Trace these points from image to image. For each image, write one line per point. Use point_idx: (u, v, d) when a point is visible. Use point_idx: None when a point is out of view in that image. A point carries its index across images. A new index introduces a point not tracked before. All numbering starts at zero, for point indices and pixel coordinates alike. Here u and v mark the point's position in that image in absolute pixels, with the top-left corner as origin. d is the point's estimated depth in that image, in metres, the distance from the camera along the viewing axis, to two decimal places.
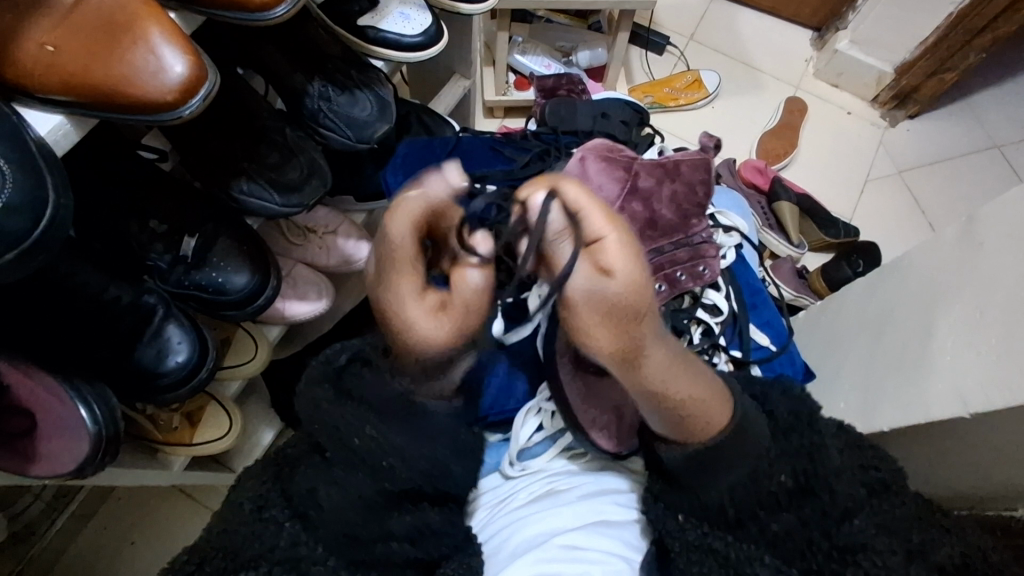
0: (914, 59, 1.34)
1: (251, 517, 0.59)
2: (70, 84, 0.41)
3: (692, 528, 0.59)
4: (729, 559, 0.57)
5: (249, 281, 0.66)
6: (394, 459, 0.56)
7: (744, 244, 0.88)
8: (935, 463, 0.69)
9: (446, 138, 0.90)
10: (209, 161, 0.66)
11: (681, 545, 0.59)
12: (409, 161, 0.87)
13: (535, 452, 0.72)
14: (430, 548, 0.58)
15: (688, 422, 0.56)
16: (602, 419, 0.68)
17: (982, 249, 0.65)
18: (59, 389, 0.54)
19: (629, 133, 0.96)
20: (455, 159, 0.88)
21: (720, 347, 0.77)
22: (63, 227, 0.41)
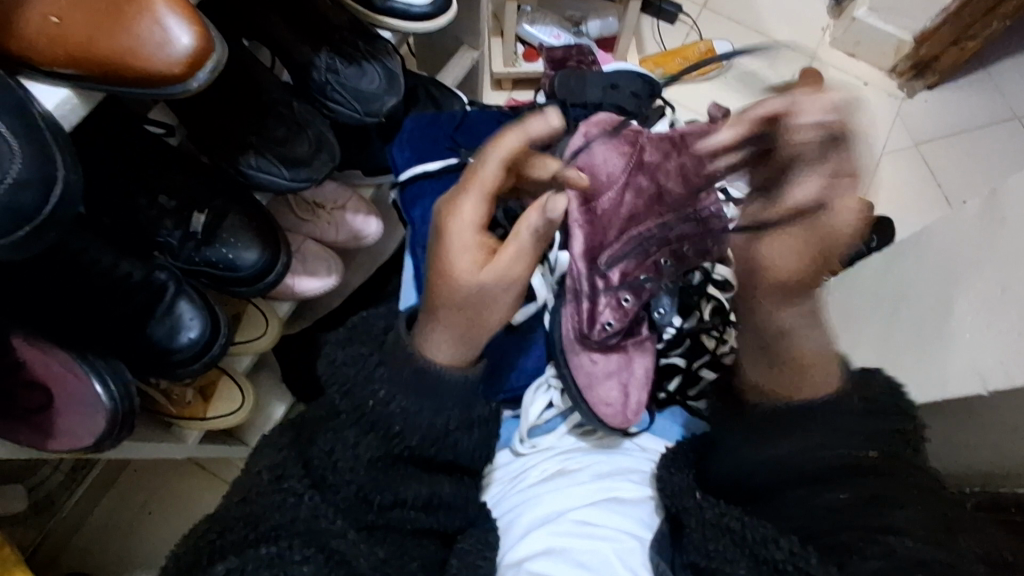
0: (934, 28, 1.30)
1: (270, 487, 0.57)
2: (75, 57, 0.40)
3: (710, 507, 0.58)
4: (745, 540, 0.54)
5: (260, 257, 0.66)
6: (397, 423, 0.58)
7: None
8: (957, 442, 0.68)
9: (453, 112, 0.88)
10: (215, 136, 0.65)
11: (698, 521, 0.57)
12: (415, 136, 0.85)
13: (546, 428, 0.73)
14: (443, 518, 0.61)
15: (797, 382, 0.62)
16: (609, 397, 0.68)
17: (1006, 224, 0.63)
18: (73, 364, 0.54)
19: (640, 105, 0.94)
20: (462, 133, 0.86)
21: (730, 324, 0.75)
22: (73, 202, 0.41)
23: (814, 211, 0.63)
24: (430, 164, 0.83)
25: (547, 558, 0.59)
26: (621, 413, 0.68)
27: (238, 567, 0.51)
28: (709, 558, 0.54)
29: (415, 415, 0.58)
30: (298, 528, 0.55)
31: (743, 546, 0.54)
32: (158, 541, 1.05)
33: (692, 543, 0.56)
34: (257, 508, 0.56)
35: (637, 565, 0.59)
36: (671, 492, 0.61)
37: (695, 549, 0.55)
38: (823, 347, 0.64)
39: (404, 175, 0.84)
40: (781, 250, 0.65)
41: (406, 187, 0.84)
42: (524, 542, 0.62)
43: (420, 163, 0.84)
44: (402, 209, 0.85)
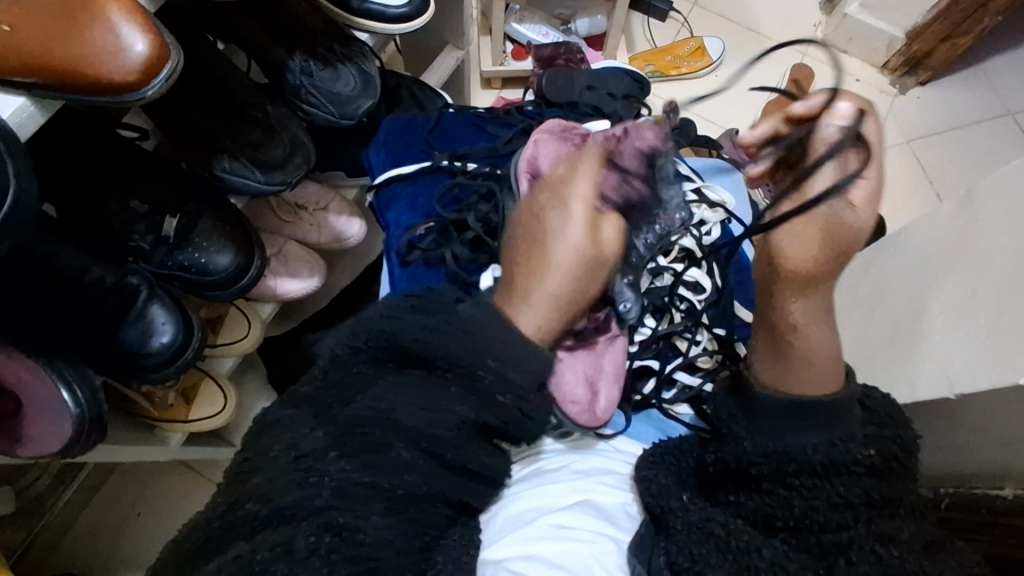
0: (925, 23, 1.29)
1: None
2: (28, 65, 0.40)
3: (698, 510, 0.57)
4: (728, 545, 0.53)
5: (233, 261, 0.66)
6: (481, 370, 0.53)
7: (733, 220, 0.84)
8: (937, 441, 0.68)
9: (429, 115, 0.88)
10: (188, 139, 0.65)
11: (683, 524, 0.56)
12: (391, 139, 0.86)
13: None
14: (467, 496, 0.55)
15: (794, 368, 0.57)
16: (575, 395, 0.67)
17: (979, 223, 0.64)
18: (40, 370, 0.54)
19: (615, 104, 0.92)
20: (436, 136, 0.86)
21: (702, 326, 0.75)
22: (28, 210, 0.41)
23: (842, 203, 0.50)
24: (405, 167, 0.83)
25: (523, 559, 0.59)
26: (594, 409, 0.67)
27: (247, 554, 0.45)
28: (692, 563, 0.53)
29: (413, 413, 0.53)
30: (317, 506, 0.47)
31: (727, 552, 0.53)
32: (148, 541, 1.06)
33: (677, 543, 0.55)
34: (271, 484, 0.48)
35: (612, 567, 0.59)
36: (655, 492, 0.60)
37: (678, 550, 0.54)
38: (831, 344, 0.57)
39: (379, 178, 0.84)
40: (796, 237, 0.51)
41: (381, 191, 0.84)
42: (500, 543, 0.61)
43: (396, 166, 0.84)
44: (377, 212, 0.85)
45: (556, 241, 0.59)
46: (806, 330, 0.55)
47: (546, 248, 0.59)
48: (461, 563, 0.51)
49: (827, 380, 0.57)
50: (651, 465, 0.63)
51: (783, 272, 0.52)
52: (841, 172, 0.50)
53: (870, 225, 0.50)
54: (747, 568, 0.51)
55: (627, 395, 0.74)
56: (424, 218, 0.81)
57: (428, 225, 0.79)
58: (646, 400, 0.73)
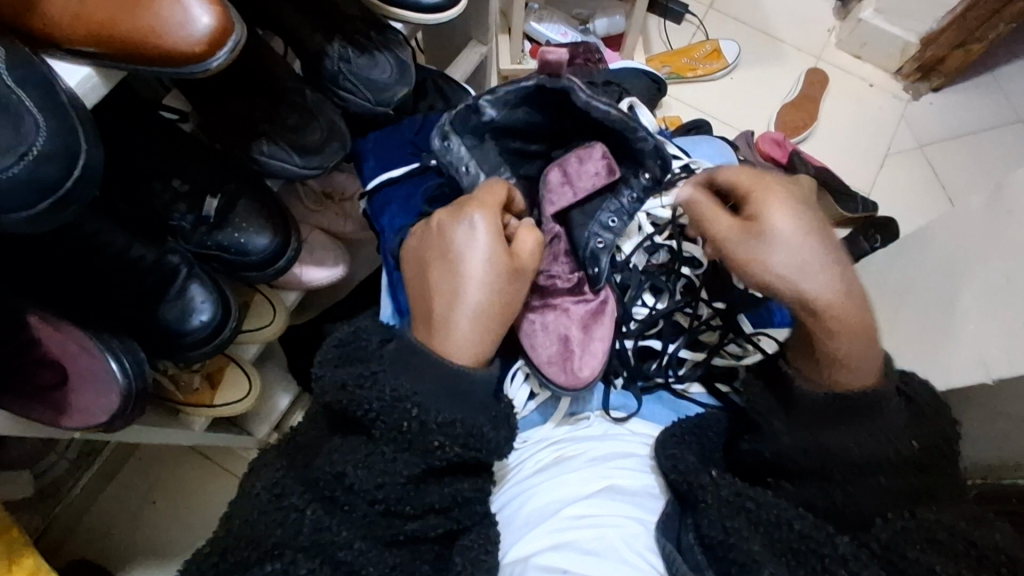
0: (939, 30, 1.30)
1: (271, 507, 0.56)
2: (98, 35, 0.41)
3: (727, 485, 0.58)
4: (759, 518, 0.55)
5: (270, 242, 0.66)
6: (438, 437, 0.54)
7: None
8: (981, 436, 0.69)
9: (413, 117, 0.90)
10: (228, 122, 0.66)
11: (714, 499, 0.57)
12: (380, 145, 0.86)
13: (532, 420, 0.75)
14: (460, 517, 0.58)
15: (833, 372, 0.56)
16: (549, 355, 0.70)
17: (1011, 217, 0.65)
18: (89, 341, 0.55)
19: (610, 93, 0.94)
20: (422, 137, 0.88)
21: (703, 301, 0.75)
22: (95, 178, 0.42)
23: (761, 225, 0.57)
24: (396, 170, 0.84)
25: (554, 551, 0.59)
26: (569, 368, 0.70)
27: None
28: (725, 535, 0.54)
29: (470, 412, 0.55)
30: (300, 544, 0.54)
31: (759, 524, 0.55)
32: (163, 531, 1.06)
33: (709, 517, 0.56)
34: (254, 526, 0.55)
35: (641, 548, 0.60)
36: (681, 468, 0.60)
37: (710, 523, 0.55)
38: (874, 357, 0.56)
39: (371, 183, 0.84)
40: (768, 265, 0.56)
41: (374, 196, 0.84)
42: (525, 539, 0.62)
43: (386, 170, 0.84)
44: (371, 219, 0.84)
45: (473, 278, 0.58)
46: (837, 337, 0.55)
47: (448, 281, 0.58)
48: (480, 562, 0.56)
49: (867, 375, 0.56)
50: (678, 443, 0.63)
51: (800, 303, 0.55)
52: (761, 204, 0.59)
53: (797, 229, 0.56)
54: (777, 540, 0.54)
55: (635, 376, 0.74)
56: (417, 216, 0.80)
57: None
58: (654, 380, 0.73)
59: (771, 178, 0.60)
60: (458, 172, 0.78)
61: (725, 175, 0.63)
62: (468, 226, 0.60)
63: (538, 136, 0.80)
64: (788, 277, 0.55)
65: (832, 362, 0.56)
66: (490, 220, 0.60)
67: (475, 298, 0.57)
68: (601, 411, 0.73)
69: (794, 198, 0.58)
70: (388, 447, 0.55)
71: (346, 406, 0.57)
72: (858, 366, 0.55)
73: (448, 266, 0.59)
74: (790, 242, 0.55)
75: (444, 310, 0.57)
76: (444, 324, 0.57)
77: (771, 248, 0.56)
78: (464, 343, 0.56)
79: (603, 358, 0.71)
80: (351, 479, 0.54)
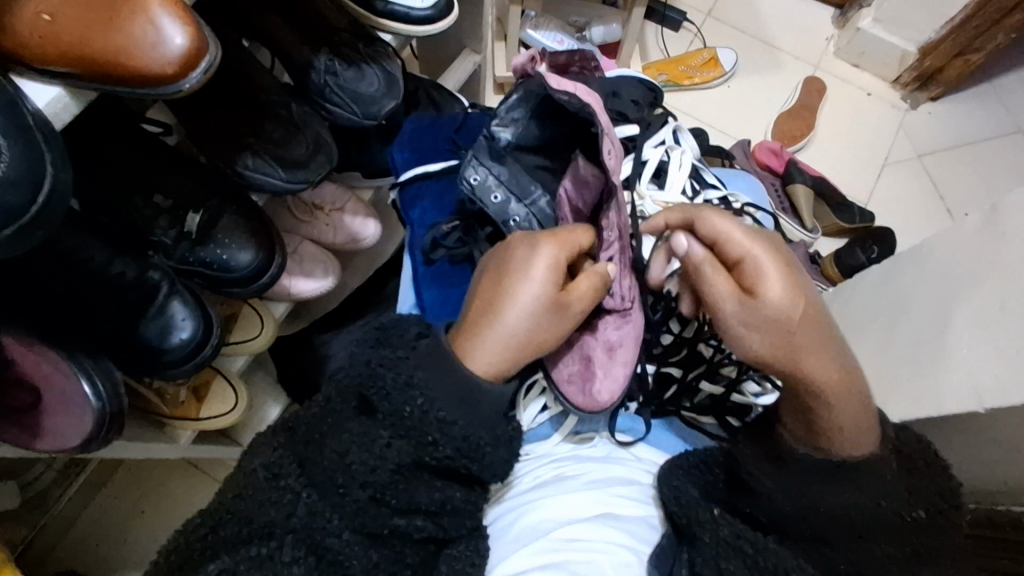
0: (939, 40, 1.29)
1: (265, 486, 0.52)
2: (68, 56, 0.40)
3: (727, 524, 0.56)
4: (758, 563, 0.53)
5: (254, 258, 0.65)
6: (434, 431, 0.53)
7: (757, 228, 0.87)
8: (978, 459, 0.68)
9: (454, 114, 0.90)
10: (213, 136, 0.65)
11: (712, 537, 0.56)
12: (415, 137, 0.87)
13: (539, 433, 0.74)
14: (450, 526, 0.56)
15: (824, 432, 0.55)
16: (569, 373, 0.69)
17: (1007, 239, 0.63)
18: (62, 364, 0.54)
19: (642, 112, 0.92)
20: (462, 135, 0.88)
21: None
22: (62, 200, 0.41)
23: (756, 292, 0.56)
24: (431, 165, 0.85)
25: (541, 569, 0.58)
26: (588, 390, 0.68)
27: (231, 567, 0.47)
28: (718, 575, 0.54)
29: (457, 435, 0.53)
30: (292, 526, 0.50)
31: (755, 569, 0.53)
32: (149, 541, 1.04)
33: (705, 556, 0.55)
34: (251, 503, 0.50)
35: None
36: (684, 503, 0.59)
37: (705, 562, 0.54)
38: (868, 424, 0.55)
39: (405, 175, 0.86)
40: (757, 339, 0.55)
41: (405, 187, 0.87)
42: (513, 556, 0.61)
43: (420, 165, 0.86)
44: (400, 210, 0.87)
45: (519, 300, 0.58)
46: (831, 407, 0.54)
47: (496, 297, 0.59)
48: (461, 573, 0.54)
49: (867, 439, 0.55)
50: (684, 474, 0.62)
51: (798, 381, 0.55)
52: (760, 270, 0.56)
53: (794, 303, 0.55)
54: None
55: (650, 402, 0.73)
56: (449, 216, 0.84)
57: (452, 223, 0.81)
58: (666, 407, 0.73)
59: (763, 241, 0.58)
60: (486, 200, 0.77)
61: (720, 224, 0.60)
62: (535, 250, 0.61)
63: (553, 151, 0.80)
64: (777, 352, 0.55)
65: (826, 433, 0.55)
66: (555, 249, 0.61)
67: (512, 318, 0.58)
68: (606, 434, 0.72)
69: (790, 268, 0.56)
70: None
71: None
72: (859, 429, 0.55)
73: (501, 283, 0.60)
74: (786, 315, 0.54)
75: (476, 328, 0.58)
76: (476, 330, 0.58)
77: (773, 329, 0.54)
78: (487, 354, 0.57)
79: (623, 384, 0.70)
80: None
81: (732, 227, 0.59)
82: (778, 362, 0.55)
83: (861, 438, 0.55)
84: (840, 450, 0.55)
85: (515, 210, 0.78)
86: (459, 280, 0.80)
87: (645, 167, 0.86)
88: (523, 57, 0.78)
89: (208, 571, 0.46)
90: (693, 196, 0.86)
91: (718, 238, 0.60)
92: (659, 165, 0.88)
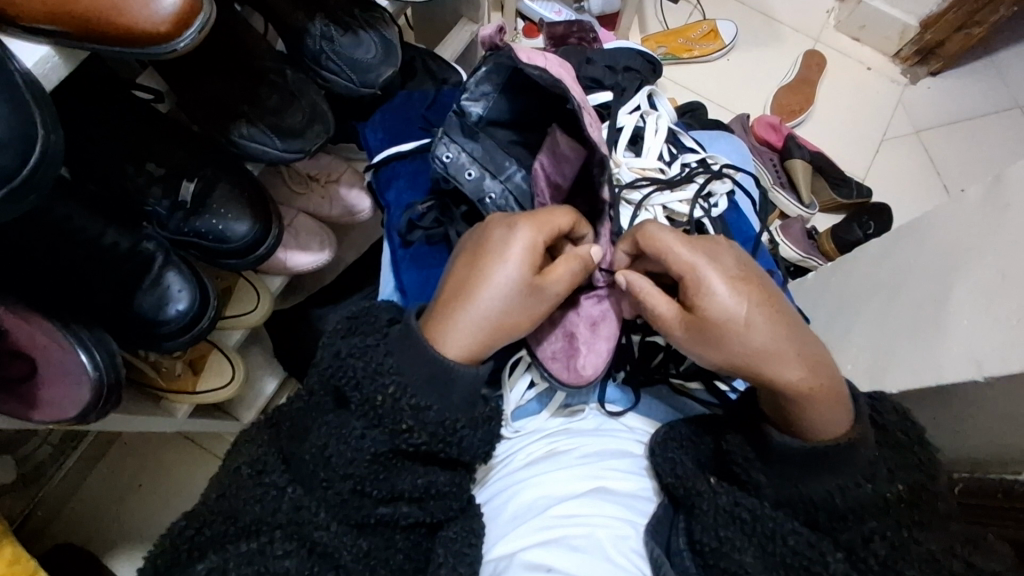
0: (941, 13, 1.28)
1: (250, 482, 0.55)
2: (54, 12, 0.38)
3: (725, 492, 0.58)
4: (755, 530, 0.55)
5: (251, 229, 0.64)
6: (408, 419, 0.53)
7: (737, 191, 0.87)
8: (963, 431, 0.70)
9: (425, 92, 0.90)
10: (206, 103, 0.63)
11: (710, 505, 0.57)
12: (387, 118, 0.87)
13: (528, 410, 0.74)
14: (435, 510, 0.57)
15: (791, 421, 0.56)
16: (554, 351, 0.69)
17: (1009, 210, 0.63)
18: (58, 334, 0.54)
19: (615, 78, 0.91)
20: (434, 112, 0.88)
21: None
22: (54, 164, 0.40)
23: (699, 308, 0.57)
24: (402, 145, 0.84)
25: (541, 547, 0.58)
26: (573, 365, 0.68)
27: (219, 567, 0.50)
28: (718, 543, 0.55)
29: (446, 414, 0.54)
30: (278, 521, 0.53)
31: (752, 535, 0.55)
32: (148, 515, 1.05)
33: (701, 524, 0.57)
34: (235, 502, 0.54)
35: (630, 551, 0.59)
36: (679, 474, 0.60)
37: (703, 530, 0.56)
38: (836, 415, 0.55)
39: (377, 157, 0.85)
40: (708, 353, 0.57)
41: (379, 169, 0.85)
42: (511, 536, 0.62)
43: (394, 145, 0.85)
44: (375, 193, 0.86)
45: (492, 285, 0.57)
46: (799, 403, 0.55)
47: (470, 281, 0.58)
48: (462, 555, 0.55)
49: (839, 426, 0.56)
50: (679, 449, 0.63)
51: (762, 381, 0.56)
52: (700, 286, 0.58)
53: (740, 314, 0.56)
54: (771, 553, 0.54)
55: (637, 371, 0.73)
56: (425, 195, 0.82)
57: (428, 202, 0.80)
58: (653, 376, 0.73)
59: (704, 253, 0.59)
60: (461, 177, 0.76)
61: (662, 240, 0.61)
62: (510, 234, 0.59)
63: (534, 124, 0.79)
64: (734, 360, 0.56)
65: (798, 427, 0.56)
66: (532, 233, 0.59)
67: (484, 304, 0.56)
68: (596, 404, 0.73)
69: (732, 279, 0.57)
70: (365, 439, 0.53)
71: (318, 405, 0.56)
72: (833, 417, 0.55)
73: (475, 267, 0.59)
74: (732, 328, 0.56)
75: (449, 313, 0.57)
76: (449, 313, 0.57)
77: (723, 340, 0.56)
78: (459, 337, 0.56)
79: (608, 356, 0.69)
80: (325, 466, 0.53)
81: (670, 243, 0.60)
82: (738, 368, 0.56)
83: (832, 422, 0.55)
84: (812, 434, 0.56)
85: (491, 187, 0.77)
86: (438, 259, 0.79)
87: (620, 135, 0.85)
88: (493, 24, 0.73)
89: (196, 571, 0.50)
90: (669, 161, 0.84)
91: (659, 255, 0.61)
92: (634, 131, 0.86)
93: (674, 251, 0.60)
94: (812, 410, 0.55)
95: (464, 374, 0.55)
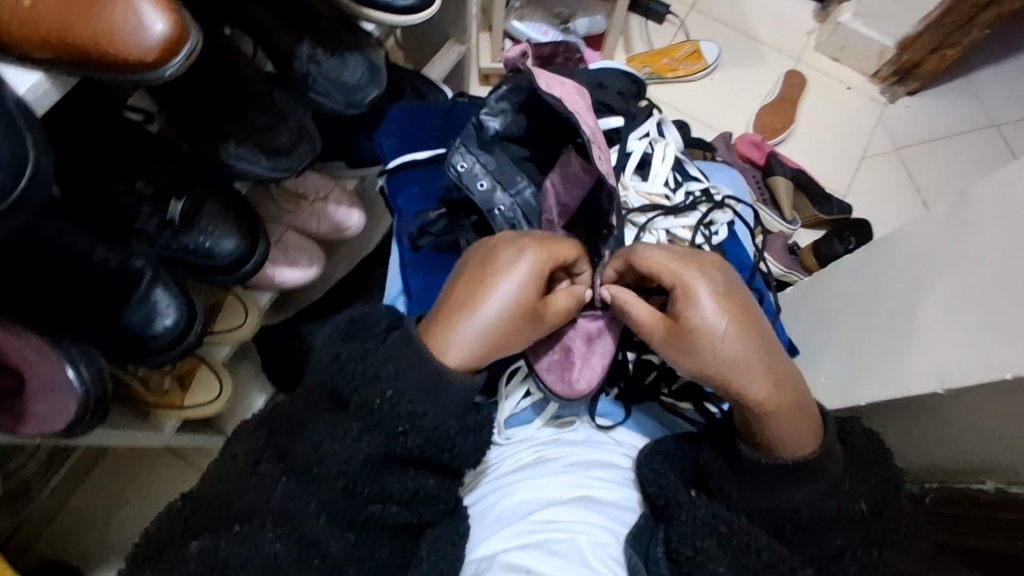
0: (916, 34, 1.32)
1: (248, 473, 0.55)
2: (46, 40, 0.40)
3: (703, 504, 0.59)
4: (729, 540, 0.56)
5: (238, 245, 0.67)
6: (407, 423, 0.55)
7: (737, 221, 0.89)
8: (935, 443, 0.72)
9: (442, 103, 0.93)
10: (195, 123, 0.65)
11: (689, 516, 0.58)
12: (404, 124, 0.89)
13: (522, 418, 0.74)
14: (423, 513, 0.58)
15: (761, 433, 0.57)
16: (548, 363, 0.70)
17: (970, 227, 0.66)
18: (46, 350, 0.55)
19: (625, 103, 0.93)
20: (449, 124, 0.91)
21: None
22: (45, 184, 0.41)
23: (682, 319, 0.59)
24: (418, 153, 0.87)
25: (523, 552, 0.60)
26: (567, 377, 0.69)
27: (211, 546, 0.51)
28: (694, 553, 0.56)
29: (430, 426, 0.55)
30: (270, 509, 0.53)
31: (729, 548, 0.56)
32: (136, 529, 1.05)
33: (679, 533, 0.58)
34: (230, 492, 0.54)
35: (609, 558, 0.60)
36: (662, 484, 0.62)
37: (681, 539, 0.57)
38: (805, 429, 0.57)
39: (393, 162, 0.87)
40: (688, 361, 0.58)
41: (393, 174, 0.88)
42: (494, 541, 0.63)
43: (407, 153, 0.87)
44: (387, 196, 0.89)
45: (495, 297, 0.59)
46: (770, 415, 0.56)
47: (473, 294, 0.59)
48: (444, 551, 0.59)
49: (809, 439, 0.57)
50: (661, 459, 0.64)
51: (737, 391, 0.57)
52: (686, 297, 0.59)
53: (721, 325, 0.57)
54: (745, 564, 0.55)
55: (630, 388, 0.74)
56: (435, 204, 0.85)
57: (439, 211, 0.83)
58: (643, 393, 0.74)
59: (693, 268, 0.61)
60: (473, 186, 0.78)
61: (651, 256, 0.63)
62: (517, 250, 0.62)
63: (539, 144, 0.82)
64: (712, 368, 0.57)
65: (767, 438, 0.57)
66: (539, 256, 0.61)
67: (486, 316, 0.58)
68: (587, 417, 0.73)
69: (717, 293, 0.59)
70: (349, 452, 0.54)
71: (303, 418, 0.57)
72: (802, 431, 0.57)
73: (479, 280, 0.60)
74: (713, 337, 0.57)
75: (449, 322, 0.58)
76: (450, 322, 0.58)
77: (703, 349, 0.57)
78: (458, 347, 0.57)
79: (602, 373, 0.70)
80: (310, 478, 0.54)
81: (659, 260, 0.62)
82: (716, 377, 0.57)
83: (803, 436, 0.57)
84: (779, 449, 0.57)
85: (501, 200, 0.78)
86: (443, 268, 0.81)
87: (628, 160, 0.87)
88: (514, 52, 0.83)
89: (191, 547, 0.51)
90: (674, 188, 0.87)
91: (648, 270, 0.63)
92: (642, 157, 0.89)
93: (662, 266, 0.62)
94: (782, 425, 0.56)
95: (448, 387, 0.56)
